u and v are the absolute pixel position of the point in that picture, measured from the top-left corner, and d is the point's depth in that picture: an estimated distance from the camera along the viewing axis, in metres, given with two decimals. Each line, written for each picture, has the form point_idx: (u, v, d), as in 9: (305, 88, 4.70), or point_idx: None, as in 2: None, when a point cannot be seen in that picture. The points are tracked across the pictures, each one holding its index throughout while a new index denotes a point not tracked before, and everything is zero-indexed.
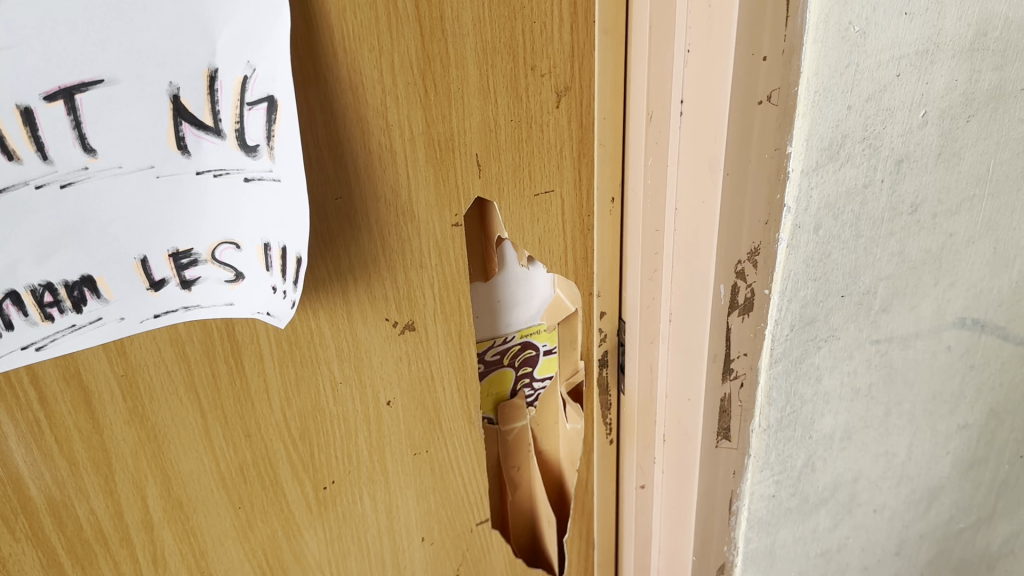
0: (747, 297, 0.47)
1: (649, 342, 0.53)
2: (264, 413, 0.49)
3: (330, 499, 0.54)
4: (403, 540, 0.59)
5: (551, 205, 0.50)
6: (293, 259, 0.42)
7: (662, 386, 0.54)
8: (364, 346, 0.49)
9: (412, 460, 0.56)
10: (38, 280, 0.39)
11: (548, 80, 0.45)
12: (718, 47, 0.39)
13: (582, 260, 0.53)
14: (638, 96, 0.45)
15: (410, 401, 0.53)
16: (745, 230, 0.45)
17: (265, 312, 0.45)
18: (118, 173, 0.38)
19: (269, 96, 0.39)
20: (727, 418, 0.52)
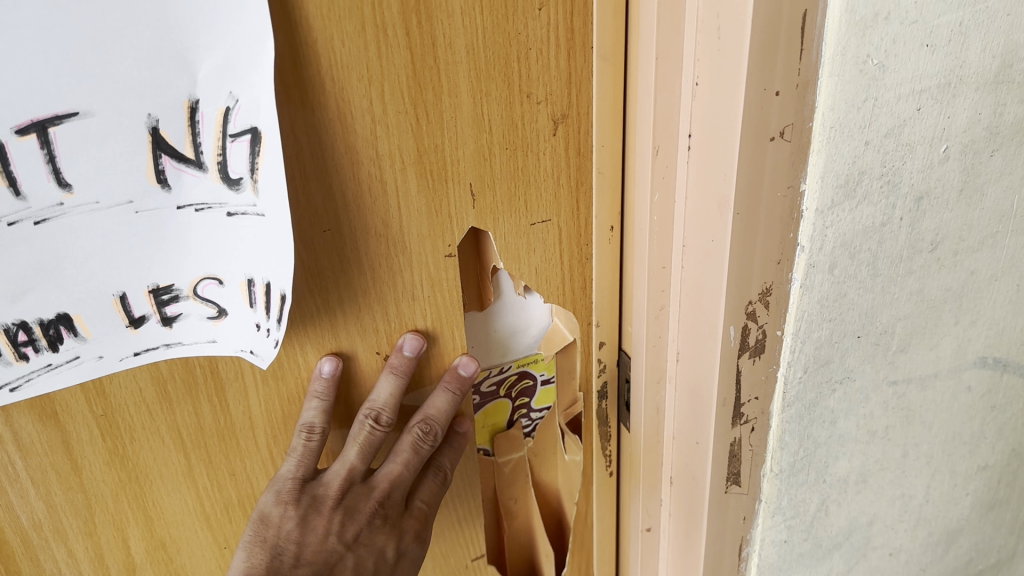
0: (758, 339, 0.45)
1: (655, 382, 0.50)
2: (249, 451, 0.48)
3: None
4: None
5: (548, 235, 0.48)
6: (276, 295, 0.40)
7: (669, 427, 0.50)
8: (353, 378, 0.48)
9: None
10: (14, 319, 0.38)
11: (544, 107, 0.43)
12: (728, 78, 0.38)
13: (579, 291, 0.51)
14: (644, 129, 0.43)
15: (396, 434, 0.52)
16: (757, 269, 0.42)
17: (248, 350, 0.43)
18: (96, 209, 0.36)
19: (252, 128, 0.37)
20: (737, 462, 0.49)
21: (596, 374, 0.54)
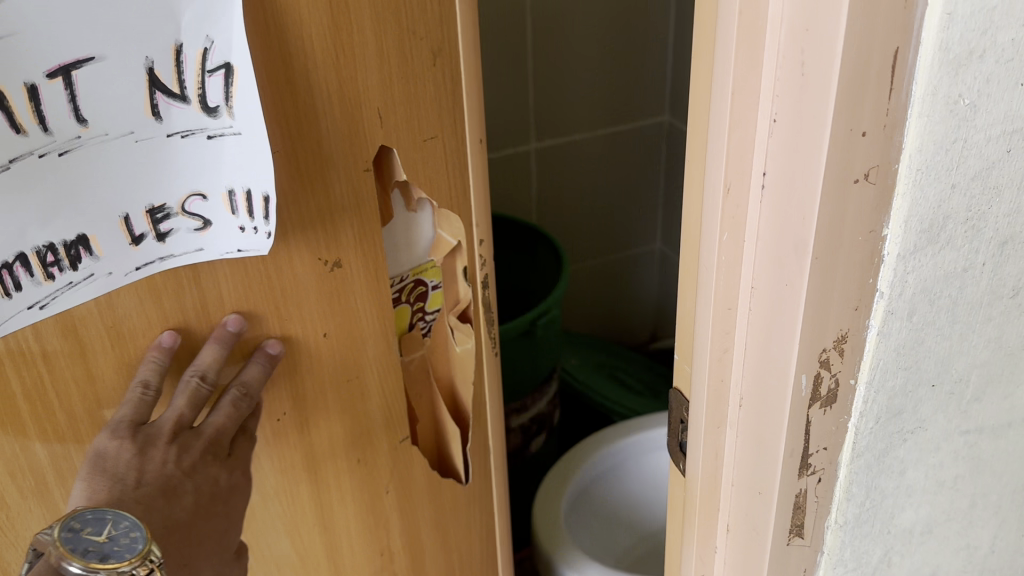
0: (831, 389, 0.43)
1: (715, 425, 0.47)
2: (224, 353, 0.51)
3: (280, 437, 0.57)
4: (343, 483, 0.62)
5: (435, 149, 0.54)
6: (260, 199, 0.46)
7: (729, 473, 0.48)
8: (300, 291, 0.52)
9: (346, 396, 0.58)
10: (42, 241, 0.42)
11: (425, 42, 0.50)
12: (811, 115, 0.36)
13: (461, 195, 0.57)
14: (716, 166, 0.41)
15: (343, 338, 0.56)
16: (833, 316, 0.40)
17: (236, 250, 0.48)
18: (106, 140, 0.41)
19: (226, 63, 0.42)
20: (801, 514, 0.47)
21: (478, 267, 0.60)
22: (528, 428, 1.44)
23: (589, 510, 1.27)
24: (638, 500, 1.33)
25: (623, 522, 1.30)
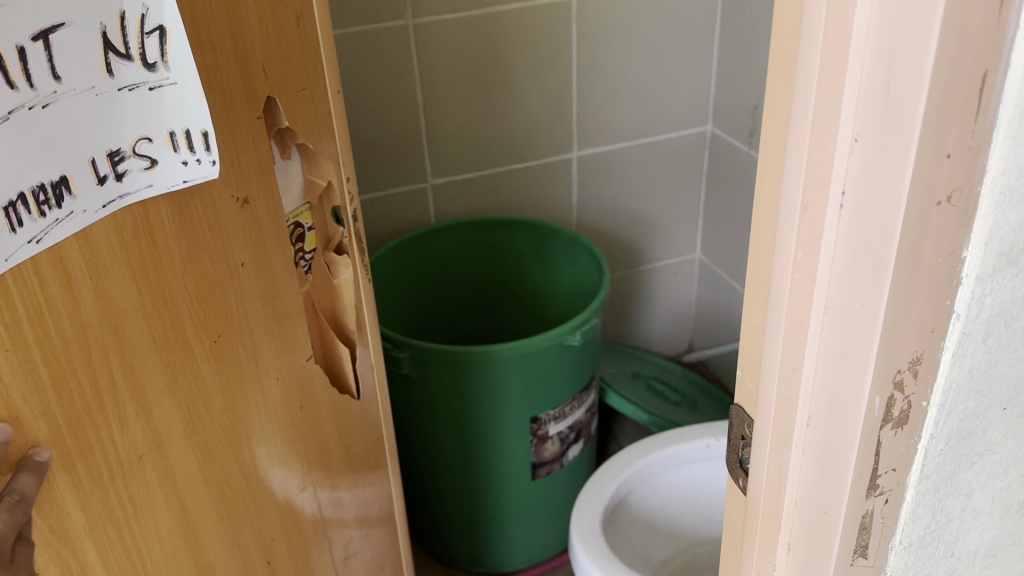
0: (903, 410, 0.42)
1: (781, 444, 0.47)
2: (171, 275, 0.55)
3: (221, 357, 0.61)
4: (272, 402, 0.68)
5: (305, 98, 0.66)
6: (201, 134, 0.53)
7: (792, 491, 0.48)
8: (223, 220, 0.59)
9: (265, 316, 0.65)
10: (36, 181, 0.44)
11: (293, 12, 0.62)
12: (894, 137, 0.35)
13: (327, 138, 0.70)
14: (793, 183, 0.41)
15: (254, 262, 0.63)
16: (908, 337, 0.40)
17: (182, 181, 0.54)
18: (78, 93, 0.44)
19: (159, 26, 0.49)
20: (867, 535, 0.47)
21: (349, 199, 0.74)
22: (565, 437, 1.44)
23: (627, 521, 1.26)
24: (675, 512, 1.32)
25: (660, 534, 1.30)
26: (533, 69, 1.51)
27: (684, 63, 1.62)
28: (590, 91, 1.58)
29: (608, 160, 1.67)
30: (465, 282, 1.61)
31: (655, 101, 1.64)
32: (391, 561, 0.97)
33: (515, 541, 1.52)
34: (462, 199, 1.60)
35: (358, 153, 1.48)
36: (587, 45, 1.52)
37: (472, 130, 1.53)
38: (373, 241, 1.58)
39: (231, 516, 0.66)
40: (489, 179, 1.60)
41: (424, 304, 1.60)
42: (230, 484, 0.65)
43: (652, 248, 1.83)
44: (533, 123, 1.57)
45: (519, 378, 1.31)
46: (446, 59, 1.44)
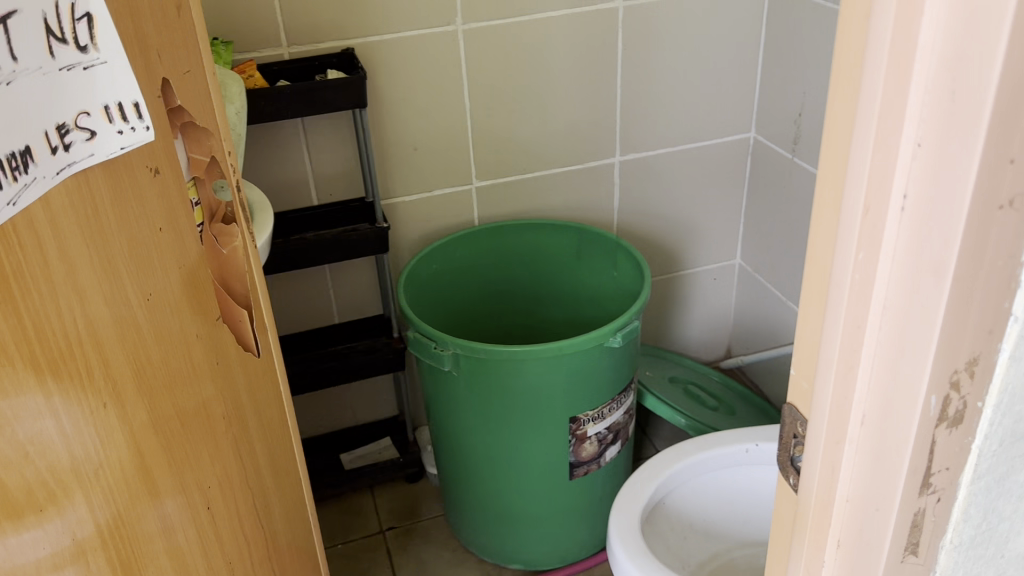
0: (959, 410, 0.43)
1: (834, 441, 0.48)
2: (108, 237, 0.56)
3: (156, 320, 0.62)
4: (200, 365, 0.69)
5: (190, 74, 0.66)
6: (132, 105, 0.56)
7: (843, 488, 0.48)
8: (141, 188, 0.60)
9: (185, 282, 0.66)
10: (8, 149, 0.45)
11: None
12: (959, 143, 0.37)
13: (212, 113, 0.70)
14: (856, 186, 0.42)
15: (170, 228, 0.64)
16: (966, 338, 0.41)
17: (119, 149, 0.56)
18: (32, 73, 0.47)
19: (88, 12, 0.51)
20: (918, 533, 0.48)
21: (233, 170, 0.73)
22: (603, 437, 1.45)
23: (665, 522, 1.27)
24: (713, 516, 1.33)
25: (697, 536, 1.31)
26: (578, 74, 1.53)
27: (727, 71, 1.63)
28: (634, 97, 1.59)
29: (650, 165, 1.68)
30: (507, 282, 1.63)
31: (698, 107, 1.64)
32: (306, 533, 0.98)
33: (551, 540, 1.54)
34: (505, 202, 1.62)
35: (405, 155, 1.51)
36: (631, 51, 1.53)
37: (516, 133, 1.55)
38: (416, 242, 1.61)
39: (186, 478, 0.67)
40: (532, 182, 1.62)
41: (466, 304, 1.63)
42: (180, 444, 0.66)
43: (691, 253, 1.83)
44: (576, 127, 1.58)
45: (559, 379, 1.32)
46: (492, 63, 1.46)
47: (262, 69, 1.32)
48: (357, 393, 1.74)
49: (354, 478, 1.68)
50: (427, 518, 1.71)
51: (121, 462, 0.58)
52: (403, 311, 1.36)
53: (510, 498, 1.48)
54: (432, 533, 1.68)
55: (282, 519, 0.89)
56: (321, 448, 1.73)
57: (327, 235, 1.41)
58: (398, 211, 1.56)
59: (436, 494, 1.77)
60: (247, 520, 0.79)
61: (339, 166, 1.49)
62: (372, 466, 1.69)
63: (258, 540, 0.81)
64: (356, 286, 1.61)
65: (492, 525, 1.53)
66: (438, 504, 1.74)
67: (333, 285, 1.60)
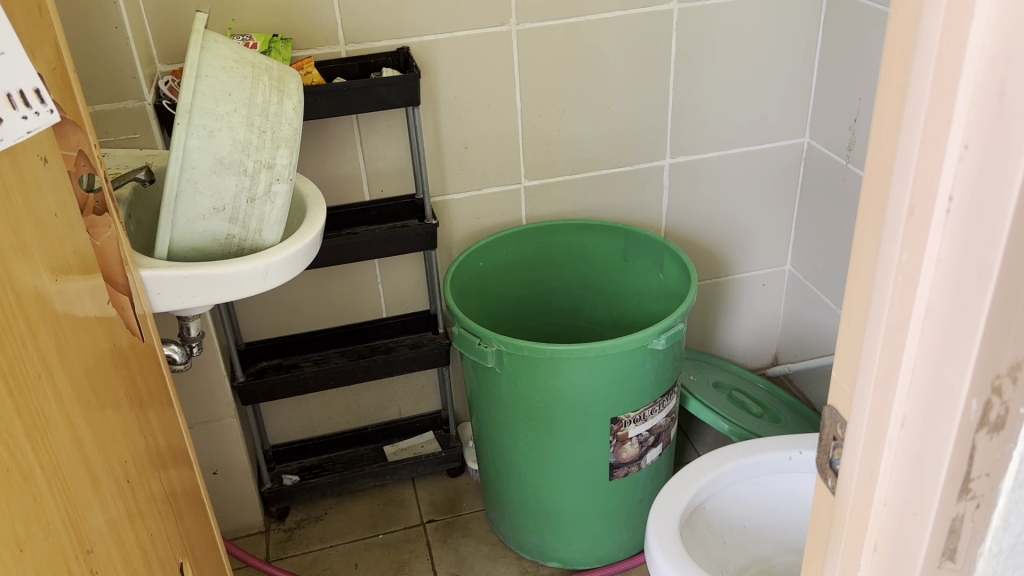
0: (1000, 416, 0.43)
1: (873, 444, 0.48)
2: (25, 222, 0.60)
3: (66, 301, 0.66)
4: (99, 345, 0.72)
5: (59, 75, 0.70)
6: (33, 91, 0.60)
7: (881, 492, 0.48)
8: (38, 177, 0.63)
9: (79, 265, 0.70)
10: None
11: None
12: (1006, 145, 0.37)
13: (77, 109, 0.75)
14: (901, 188, 0.42)
15: (64, 214, 0.68)
16: (1010, 343, 0.41)
17: (24, 134, 0.59)
18: None
19: None
20: (956, 539, 0.47)
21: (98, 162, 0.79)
22: (644, 440, 1.45)
23: (704, 526, 1.27)
24: (751, 522, 1.32)
25: (735, 542, 1.30)
26: (629, 76, 1.53)
27: (782, 77, 1.61)
28: (686, 101, 1.58)
29: (701, 168, 1.67)
30: (553, 282, 1.64)
31: (751, 111, 1.63)
32: (204, 518, 1.01)
33: (588, 540, 1.54)
34: (553, 202, 1.63)
35: (455, 153, 1.52)
36: (685, 54, 1.53)
37: (565, 134, 1.56)
38: (465, 239, 1.63)
39: (111, 452, 0.70)
40: (581, 183, 1.62)
41: (509, 300, 1.64)
42: (98, 418, 0.69)
43: (740, 258, 1.82)
44: (627, 129, 1.58)
45: (600, 380, 1.33)
46: (543, 64, 1.48)
47: (320, 66, 1.35)
48: (402, 386, 1.77)
49: (397, 470, 1.70)
50: (467, 513, 1.73)
51: (62, 434, 0.61)
52: (448, 307, 1.38)
53: (549, 496, 1.48)
54: (472, 528, 1.70)
55: (181, 492, 0.92)
56: (364, 439, 1.77)
57: (377, 230, 1.44)
58: (448, 208, 1.58)
59: (477, 489, 1.79)
60: (158, 494, 0.82)
61: (391, 162, 1.51)
62: (414, 459, 1.71)
63: (168, 512, 0.85)
64: (405, 281, 1.64)
65: (531, 522, 1.54)
66: (478, 499, 1.76)
67: (382, 280, 1.62)
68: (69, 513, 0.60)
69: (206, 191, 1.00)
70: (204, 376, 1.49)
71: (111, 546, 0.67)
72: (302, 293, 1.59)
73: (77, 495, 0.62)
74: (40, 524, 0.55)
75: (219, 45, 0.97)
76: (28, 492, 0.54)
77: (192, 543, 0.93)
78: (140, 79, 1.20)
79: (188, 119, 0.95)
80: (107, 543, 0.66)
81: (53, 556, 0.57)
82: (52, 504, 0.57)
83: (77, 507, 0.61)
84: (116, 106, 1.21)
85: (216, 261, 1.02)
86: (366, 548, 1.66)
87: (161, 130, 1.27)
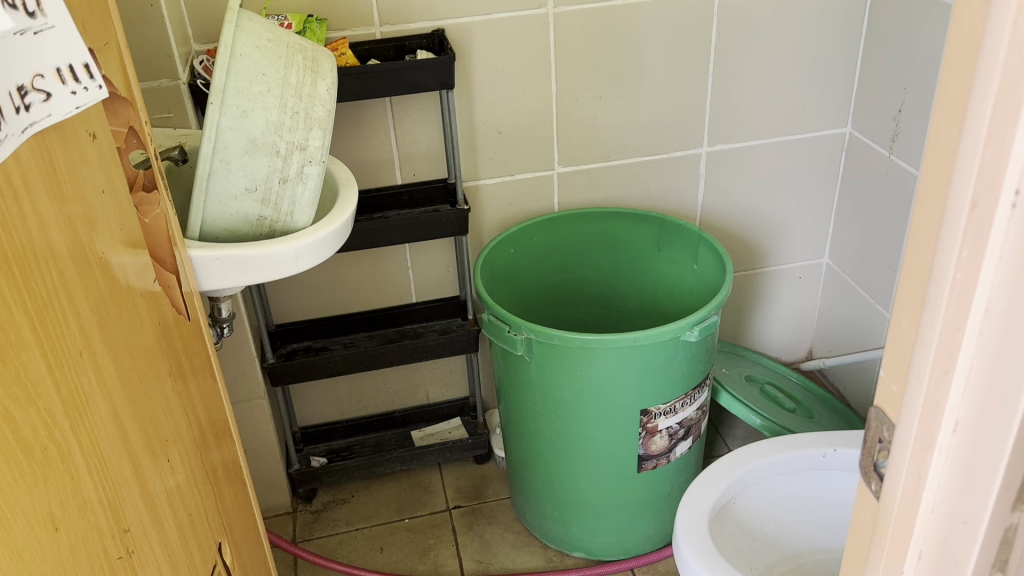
0: None
1: (922, 450, 0.45)
2: (71, 197, 0.59)
3: (112, 276, 0.65)
4: (143, 320, 0.72)
5: (110, 50, 0.70)
6: (82, 66, 0.59)
7: (930, 499, 0.46)
8: (85, 152, 0.63)
9: (124, 242, 0.70)
10: None
11: None
12: None
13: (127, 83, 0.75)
14: (962, 181, 0.39)
15: (110, 191, 0.68)
16: None
17: (73, 110, 0.58)
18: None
19: None
20: (1008, 549, 0.45)
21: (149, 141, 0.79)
22: (673, 432, 1.43)
23: (734, 522, 1.25)
24: (784, 518, 1.30)
25: (766, 538, 1.28)
26: (667, 63, 1.50)
27: (826, 65, 1.57)
28: (726, 88, 1.55)
29: (739, 157, 1.64)
30: (584, 270, 1.62)
31: (793, 99, 1.59)
32: (245, 498, 1.02)
33: (615, 531, 1.53)
34: (586, 189, 1.61)
35: (488, 138, 1.51)
36: (727, 40, 1.50)
37: (601, 120, 1.53)
38: (496, 225, 1.61)
39: (152, 431, 0.70)
40: (616, 170, 1.60)
41: (539, 287, 1.62)
42: (139, 394, 0.68)
43: (777, 250, 1.78)
44: (664, 116, 1.55)
45: (632, 370, 1.31)
46: (580, 49, 1.45)
47: (354, 47, 1.34)
48: (430, 372, 1.76)
49: (424, 455, 1.70)
50: (493, 501, 1.72)
51: (102, 412, 0.60)
52: (478, 294, 1.37)
53: (577, 486, 1.47)
54: (498, 515, 1.69)
55: (222, 470, 0.92)
56: (392, 423, 1.77)
57: (408, 214, 1.43)
58: (480, 193, 1.56)
59: (503, 476, 1.78)
60: (198, 471, 0.82)
61: (424, 146, 1.50)
62: (441, 445, 1.71)
63: (208, 490, 0.85)
64: (435, 266, 1.63)
65: (557, 511, 1.53)
66: (504, 487, 1.75)
67: (412, 264, 1.62)
68: (106, 492, 0.59)
69: (238, 171, 1.00)
70: (235, 357, 1.49)
71: (149, 525, 0.67)
72: (333, 276, 1.59)
73: (115, 472, 0.61)
74: (76, 502, 0.55)
75: (254, 24, 0.96)
76: (65, 471, 0.54)
77: (232, 524, 0.93)
78: (175, 58, 1.20)
79: (221, 98, 0.95)
80: (145, 523, 0.66)
81: (89, 535, 0.56)
82: (89, 484, 0.57)
83: (114, 486, 0.61)
84: (150, 84, 1.21)
85: (247, 243, 1.01)
86: (392, 532, 1.66)
87: (195, 110, 1.27)
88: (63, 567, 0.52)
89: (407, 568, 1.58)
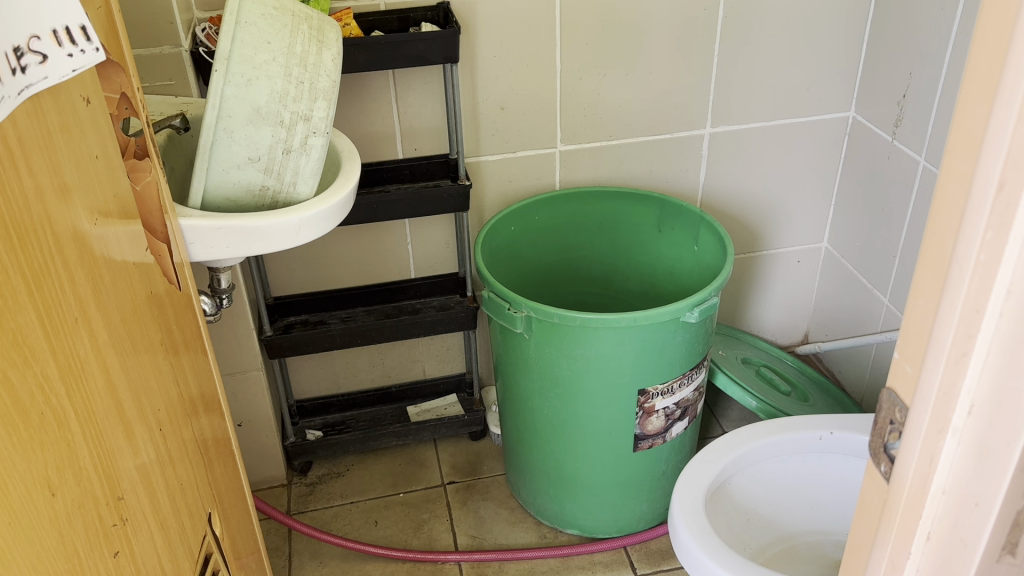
0: None
1: (936, 431, 0.46)
2: (64, 163, 0.58)
3: (104, 243, 0.65)
4: (136, 288, 0.72)
5: (103, 15, 0.69)
6: (80, 28, 0.58)
7: (941, 480, 0.46)
8: (78, 116, 0.62)
9: (116, 207, 0.69)
10: None
11: None
12: None
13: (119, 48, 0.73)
14: (989, 162, 0.39)
15: (103, 154, 0.67)
16: None
17: (71, 72, 0.57)
18: None
19: None
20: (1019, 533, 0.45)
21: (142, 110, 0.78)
22: (670, 413, 1.43)
23: (729, 502, 1.26)
24: (777, 500, 1.31)
25: (761, 519, 1.29)
26: (672, 43, 1.49)
27: (831, 48, 1.56)
28: (729, 67, 1.54)
29: (740, 139, 1.63)
30: (584, 249, 1.62)
31: (797, 82, 1.58)
32: (233, 469, 1.01)
33: (609, 509, 1.53)
34: (588, 168, 1.60)
35: (491, 114, 1.50)
36: (732, 21, 1.48)
37: (602, 99, 1.52)
38: (497, 203, 1.61)
39: (143, 398, 0.69)
40: (618, 149, 1.59)
41: (539, 266, 1.62)
42: (132, 363, 0.68)
43: (776, 233, 1.78)
44: (668, 96, 1.54)
45: (630, 348, 1.31)
46: (584, 25, 1.44)
47: (358, 18, 1.33)
48: (427, 348, 1.76)
49: (419, 430, 1.71)
50: (486, 477, 1.73)
51: (95, 381, 0.60)
52: (479, 271, 1.36)
53: (573, 465, 1.48)
54: (492, 491, 1.70)
55: (212, 442, 0.92)
56: (388, 398, 1.77)
57: (409, 189, 1.42)
58: (481, 169, 1.55)
59: (497, 453, 1.78)
60: (189, 442, 0.81)
61: (427, 120, 1.49)
62: (436, 421, 1.71)
63: (198, 461, 0.84)
64: (435, 242, 1.62)
65: (552, 489, 1.54)
66: (499, 464, 1.76)
67: (412, 240, 1.61)
68: (101, 459, 0.59)
69: (242, 140, 0.98)
70: (232, 329, 1.48)
71: (141, 493, 0.66)
72: (332, 250, 1.58)
73: (109, 439, 0.61)
74: (72, 469, 0.54)
75: None
76: (61, 437, 0.53)
77: (221, 494, 0.93)
78: (177, 24, 1.18)
79: (225, 66, 0.94)
80: (138, 490, 0.65)
81: (83, 502, 0.55)
82: (84, 450, 0.56)
83: (108, 453, 0.60)
84: (153, 51, 1.19)
85: (248, 213, 1.00)
86: (386, 506, 1.67)
87: (196, 78, 1.25)
88: (60, 533, 0.52)
89: (400, 542, 1.59)
